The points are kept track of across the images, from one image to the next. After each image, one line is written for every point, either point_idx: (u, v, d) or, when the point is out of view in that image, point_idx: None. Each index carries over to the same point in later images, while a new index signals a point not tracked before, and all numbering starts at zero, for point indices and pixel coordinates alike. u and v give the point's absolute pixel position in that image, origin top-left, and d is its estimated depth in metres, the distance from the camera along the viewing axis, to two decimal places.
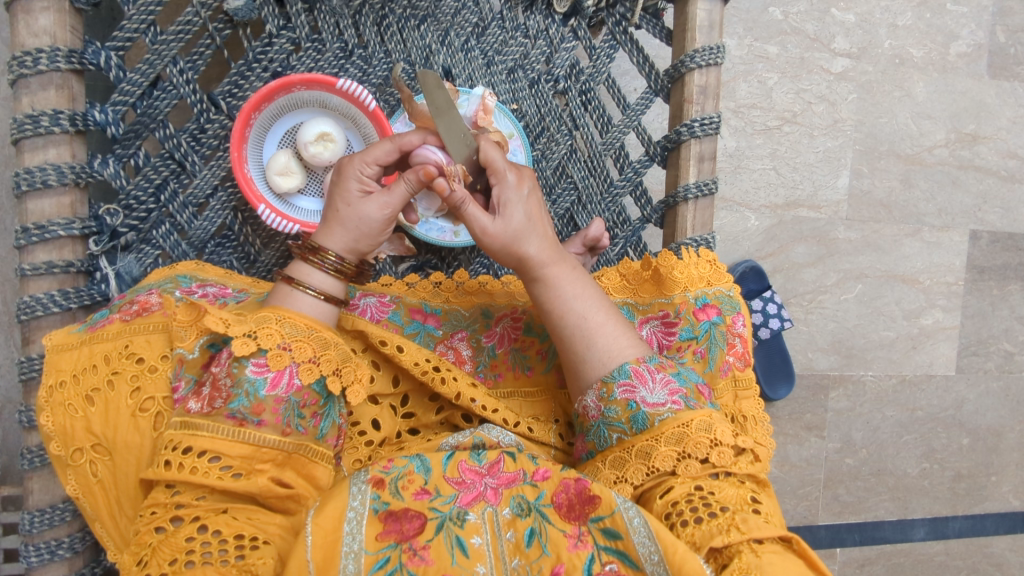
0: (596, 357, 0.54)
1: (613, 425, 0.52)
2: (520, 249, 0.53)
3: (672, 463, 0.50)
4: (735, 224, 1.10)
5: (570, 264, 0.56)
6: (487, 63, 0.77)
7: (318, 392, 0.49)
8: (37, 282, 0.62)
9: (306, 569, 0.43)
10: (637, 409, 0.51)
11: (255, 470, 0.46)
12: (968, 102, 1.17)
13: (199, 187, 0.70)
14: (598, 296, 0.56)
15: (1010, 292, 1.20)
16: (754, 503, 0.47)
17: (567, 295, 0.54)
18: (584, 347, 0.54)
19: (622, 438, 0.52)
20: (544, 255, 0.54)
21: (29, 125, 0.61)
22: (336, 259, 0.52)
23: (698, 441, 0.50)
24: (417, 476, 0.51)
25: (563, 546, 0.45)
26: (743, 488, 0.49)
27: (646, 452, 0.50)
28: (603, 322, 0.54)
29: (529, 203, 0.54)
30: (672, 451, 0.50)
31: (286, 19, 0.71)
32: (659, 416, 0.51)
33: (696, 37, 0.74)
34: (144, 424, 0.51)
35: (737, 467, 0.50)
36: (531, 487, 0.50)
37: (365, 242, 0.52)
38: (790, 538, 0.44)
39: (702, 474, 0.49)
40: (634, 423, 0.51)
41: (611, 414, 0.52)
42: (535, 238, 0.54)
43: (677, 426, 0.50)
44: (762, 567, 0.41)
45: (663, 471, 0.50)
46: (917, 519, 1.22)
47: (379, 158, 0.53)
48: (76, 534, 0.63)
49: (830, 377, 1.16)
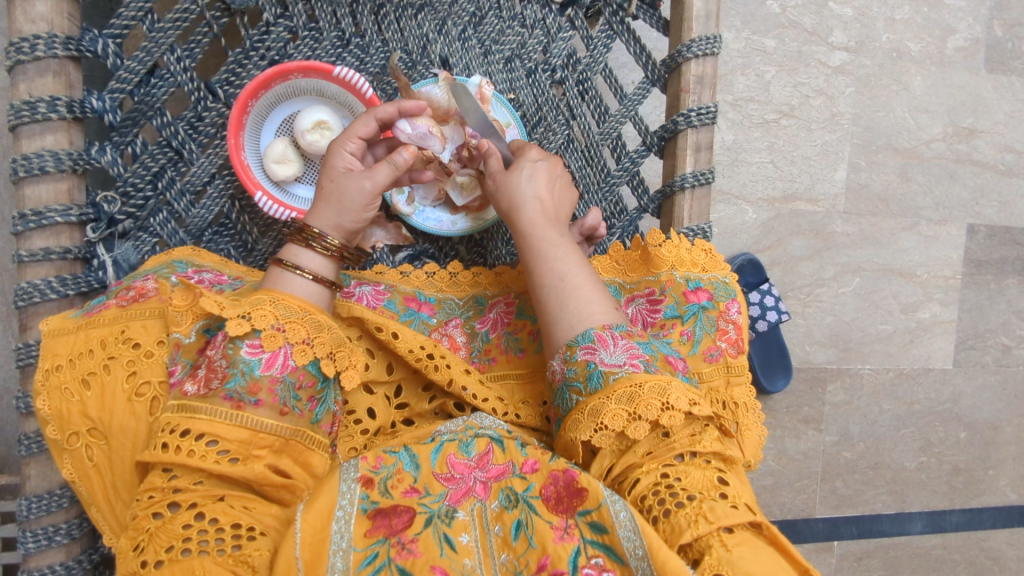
0: (567, 318, 0.54)
1: (572, 387, 0.52)
2: (511, 197, 0.58)
3: (623, 422, 0.49)
4: (732, 217, 1.10)
5: (561, 233, 0.57)
6: (484, 53, 0.77)
7: (313, 375, 0.50)
8: (34, 269, 0.62)
9: (295, 567, 0.42)
10: (594, 368, 0.51)
11: (252, 455, 0.46)
12: (965, 96, 1.17)
13: (197, 175, 0.70)
14: (580, 264, 0.56)
15: (1007, 286, 1.21)
16: (720, 487, 0.47)
17: (548, 248, 0.56)
18: (557, 305, 0.54)
19: (580, 400, 0.52)
20: (532, 212, 0.57)
21: (26, 111, 0.61)
22: (322, 237, 0.52)
23: (649, 403, 0.49)
24: (406, 474, 0.51)
25: (549, 538, 0.45)
26: (709, 469, 0.48)
27: (597, 410, 0.50)
28: (579, 286, 0.55)
29: (540, 173, 0.59)
30: (623, 410, 0.49)
31: (282, 8, 0.71)
32: (614, 375, 0.50)
33: (692, 27, 0.75)
34: (141, 409, 0.51)
35: (701, 446, 0.49)
36: (520, 479, 0.51)
37: (349, 218, 0.53)
38: (760, 524, 0.44)
39: (667, 456, 0.49)
40: (590, 381, 0.51)
41: (570, 375, 0.52)
42: (527, 190, 0.58)
43: (629, 386, 0.50)
44: (731, 561, 0.41)
45: (614, 429, 0.49)
46: (914, 512, 1.22)
47: (362, 134, 0.56)
48: (74, 520, 0.63)
49: (828, 370, 1.16)
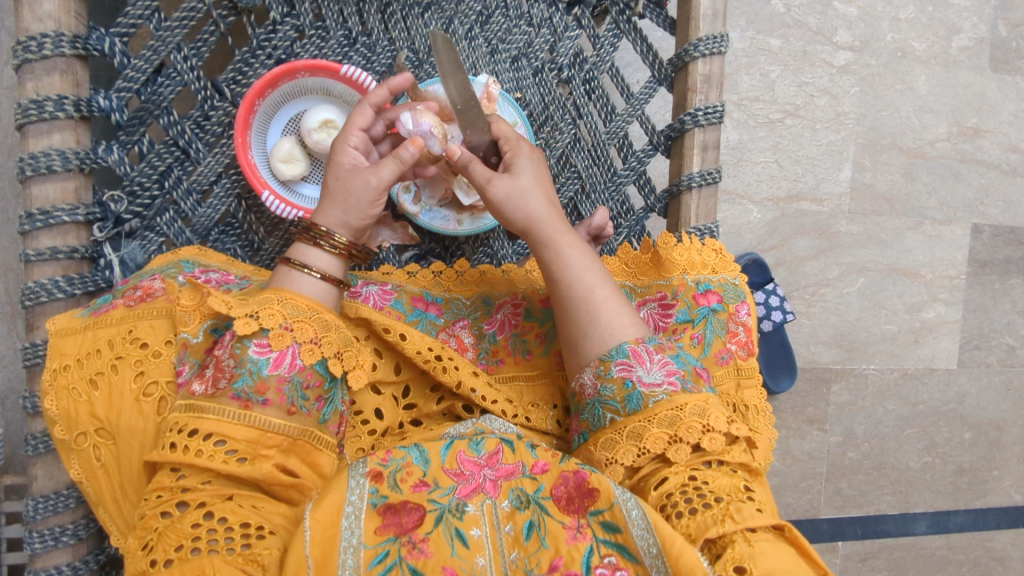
0: (599, 331, 0.54)
1: (608, 405, 0.52)
2: (527, 207, 0.55)
3: (663, 445, 0.49)
4: (737, 217, 1.10)
5: (579, 238, 0.57)
6: (490, 51, 0.77)
7: (321, 374, 0.49)
8: (41, 268, 0.62)
9: (306, 565, 0.42)
10: (632, 388, 0.51)
11: (260, 455, 0.46)
12: (969, 96, 1.17)
13: (203, 174, 0.70)
14: (602, 272, 0.56)
15: (1011, 286, 1.21)
16: (747, 492, 0.47)
17: (573, 260, 0.55)
18: (587, 320, 0.54)
19: (616, 419, 0.52)
20: (551, 221, 0.55)
21: (33, 110, 0.60)
22: (330, 235, 0.52)
23: (689, 425, 0.49)
24: (416, 468, 0.50)
25: (562, 539, 0.45)
26: (736, 476, 0.48)
27: (637, 432, 0.50)
28: (607, 298, 0.55)
29: (540, 170, 0.57)
30: (664, 433, 0.50)
31: (289, 7, 0.71)
32: (654, 397, 0.51)
33: (700, 26, 0.74)
34: (149, 408, 0.51)
35: (729, 455, 0.50)
36: (531, 479, 0.50)
37: (355, 215, 0.52)
38: (784, 527, 0.44)
39: (695, 462, 0.49)
40: (628, 402, 0.51)
41: (607, 393, 0.52)
42: (542, 200, 0.55)
43: (670, 409, 0.50)
44: (754, 556, 0.41)
45: (654, 453, 0.49)
46: (918, 513, 1.22)
47: (362, 126, 0.55)
48: (80, 521, 0.63)
49: (832, 370, 1.16)
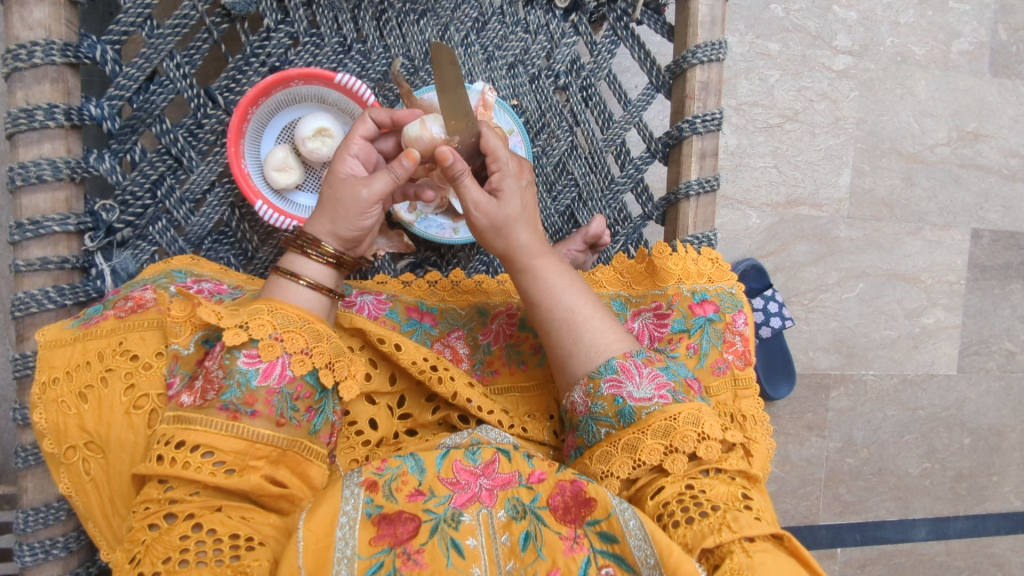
0: (585, 350, 0.54)
1: (600, 420, 0.52)
2: (510, 233, 0.53)
3: (660, 456, 0.49)
4: (735, 222, 1.09)
5: (558, 258, 0.56)
6: (487, 58, 0.77)
7: (312, 385, 0.49)
8: (31, 279, 0.62)
9: None
10: (624, 403, 0.51)
11: (249, 467, 0.45)
12: (969, 100, 1.16)
13: (196, 183, 0.69)
14: (584, 291, 0.56)
15: (1011, 291, 1.20)
16: (745, 500, 0.46)
17: (554, 281, 0.54)
18: (571, 339, 0.54)
19: (611, 432, 0.51)
20: (533, 244, 0.54)
21: (23, 119, 0.60)
22: (317, 245, 0.50)
23: (685, 435, 0.49)
24: (411, 477, 0.48)
25: (559, 549, 0.44)
26: (734, 485, 0.48)
27: (633, 445, 0.50)
28: (590, 316, 0.54)
29: (527, 193, 0.54)
30: (660, 444, 0.49)
31: (284, 14, 0.70)
32: (647, 409, 0.50)
33: (698, 33, 0.74)
34: (139, 421, 0.50)
35: (727, 463, 0.49)
36: (527, 488, 0.48)
37: (344, 227, 0.51)
38: (781, 535, 0.43)
39: (691, 470, 0.48)
40: (621, 417, 0.51)
41: (598, 409, 0.52)
42: (527, 228, 0.54)
43: (664, 419, 0.50)
44: (753, 567, 0.40)
45: (651, 465, 0.49)
46: (917, 519, 1.21)
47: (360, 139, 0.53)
48: (71, 533, 0.62)
49: (831, 376, 1.15)
